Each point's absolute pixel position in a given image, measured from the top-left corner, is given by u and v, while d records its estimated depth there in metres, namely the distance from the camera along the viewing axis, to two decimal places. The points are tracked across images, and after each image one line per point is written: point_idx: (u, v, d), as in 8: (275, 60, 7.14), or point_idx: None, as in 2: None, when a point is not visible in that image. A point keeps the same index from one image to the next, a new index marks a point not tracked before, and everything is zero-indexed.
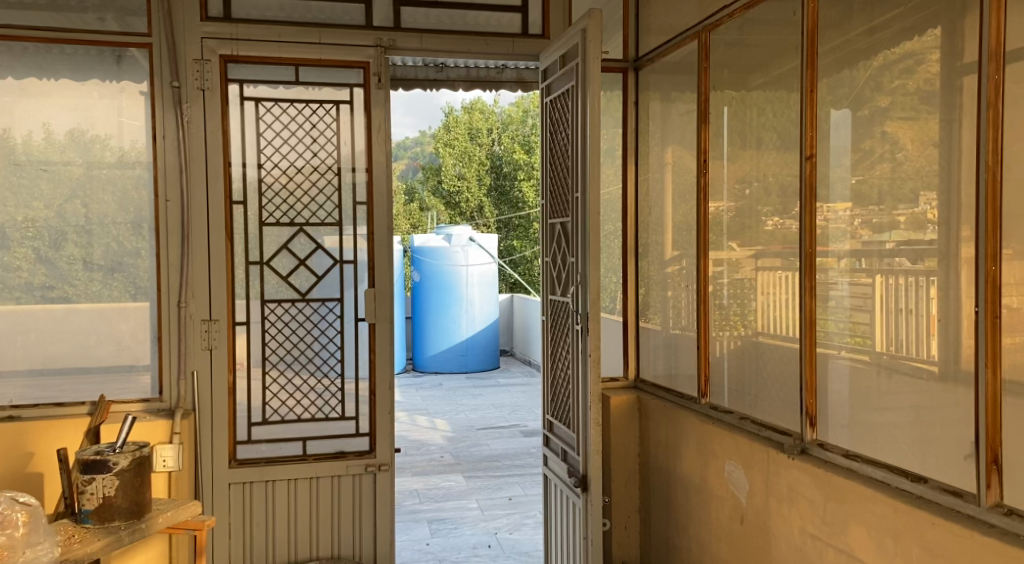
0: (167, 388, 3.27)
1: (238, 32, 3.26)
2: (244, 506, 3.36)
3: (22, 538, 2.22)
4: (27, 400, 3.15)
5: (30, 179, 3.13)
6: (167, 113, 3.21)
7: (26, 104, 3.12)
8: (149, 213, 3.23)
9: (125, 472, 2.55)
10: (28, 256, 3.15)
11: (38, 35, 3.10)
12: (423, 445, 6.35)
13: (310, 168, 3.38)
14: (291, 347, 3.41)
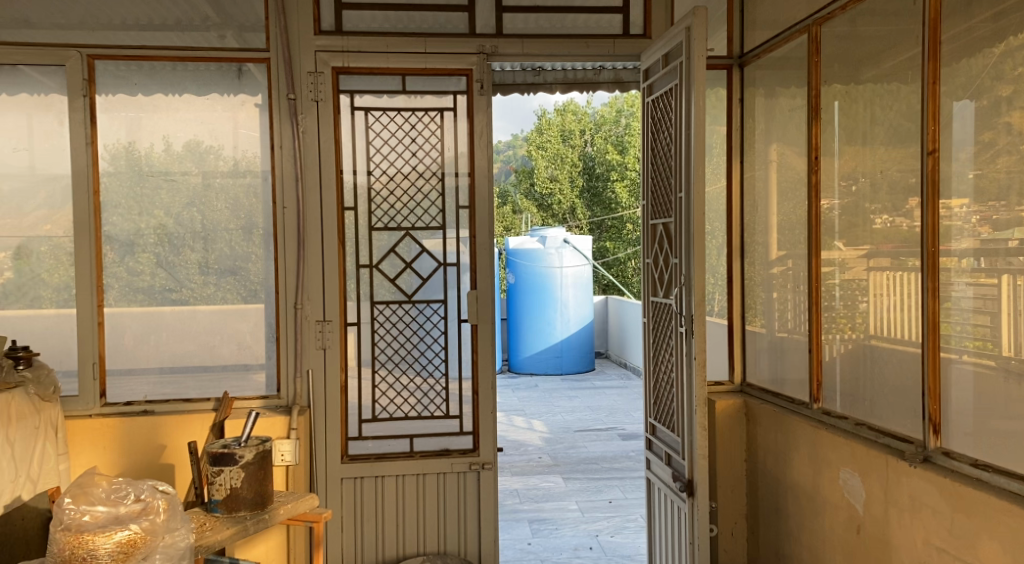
0: (284, 385, 3.42)
1: (348, 44, 3.38)
2: (355, 501, 3.49)
3: (163, 523, 2.35)
4: (159, 396, 3.36)
5: (152, 189, 3.34)
6: (284, 124, 3.36)
7: (152, 119, 3.32)
8: (266, 219, 3.39)
9: (250, 464, 2.69)
10: (151, 261, 3.35)
11: (165, 53, 3.29)
12: (522, 446, 6.41)
13: (416, 174, 3.48)
14: (397, 348, 3.51)
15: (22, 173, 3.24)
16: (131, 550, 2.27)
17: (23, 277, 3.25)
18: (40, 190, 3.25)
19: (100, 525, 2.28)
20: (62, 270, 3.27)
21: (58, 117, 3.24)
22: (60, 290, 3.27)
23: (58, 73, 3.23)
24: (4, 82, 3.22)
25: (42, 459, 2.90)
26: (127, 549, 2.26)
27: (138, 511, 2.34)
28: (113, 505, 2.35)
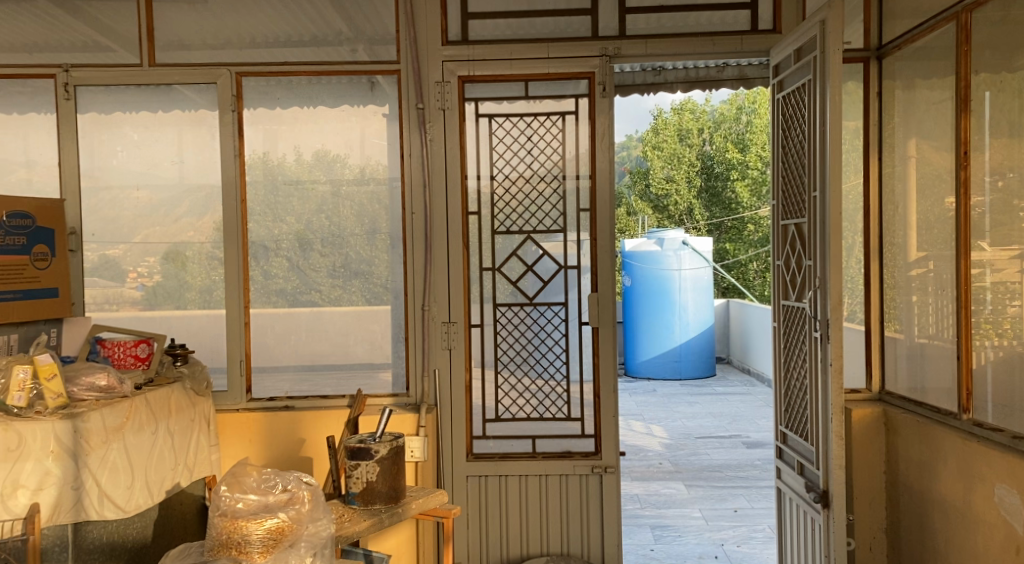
0: (412, 384, 3.53)
1: (474, 53, 3.46)
2: (480, 499, 3.56)
3: (307, 513, 2.49)
4: (298, 392, 3.53)
5: (285, 197, 3.50)
6: (412, 132, 3.47)
7: (288, 131, 3.49)
8: (395, 224, 3.51)
9: (384, 459, 2.80)
10: (284, 265, 3.51)
11: (304, 68, 3.45)
12: (642, 452, 6.35)
13: (538, 178, 3.53)
14: (520, 349, 3.56)
15: (173, 184, 3.46)
16: (279, 537, 2.40)
17: (174, 281, 3.48)
18: (188, 199, 3.47)
19: (252, 512, 2.43)
20: (207, 272, 3.49)
21: (209, 130, 3.46)
22: (204, 291, 3.49)
23: (209, 90, 3.44)
24: (160, 101, 3.44)
25: (197, 449, 3.13)
26: (276, 536, 2.39)
27: (285, 500, 2.48)
28: (263, 494, 2.50)
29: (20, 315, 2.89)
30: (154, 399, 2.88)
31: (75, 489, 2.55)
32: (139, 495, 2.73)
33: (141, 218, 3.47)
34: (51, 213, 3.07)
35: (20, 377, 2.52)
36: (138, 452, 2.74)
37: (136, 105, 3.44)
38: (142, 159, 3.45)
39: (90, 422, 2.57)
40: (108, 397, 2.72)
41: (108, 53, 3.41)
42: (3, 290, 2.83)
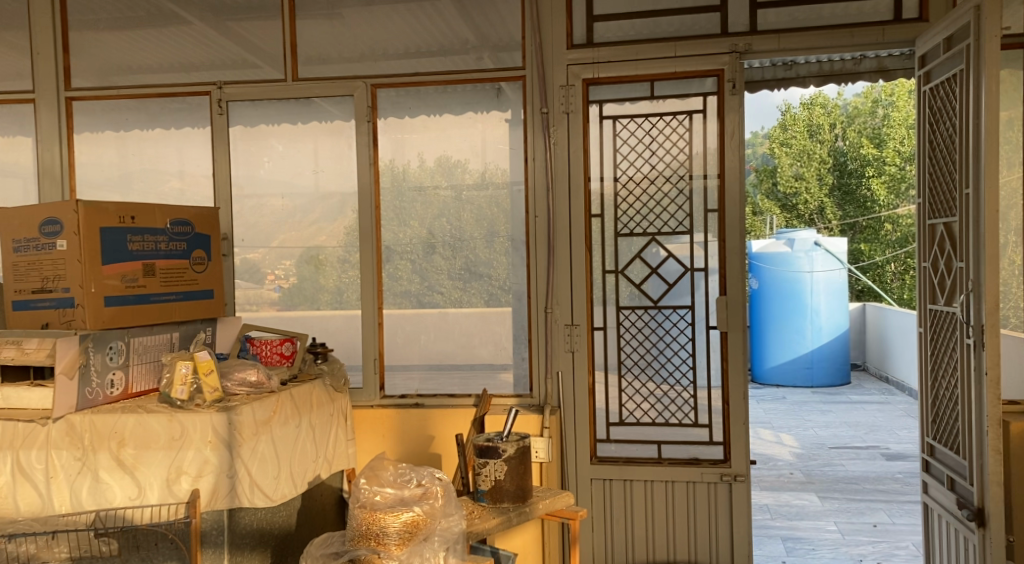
0: (536, 385, 3.56)
1: (600, 55, 3.47)
2: (605, 502, 3.56)
3: (440, 508, 2.59)
4: (428, 390, 3.63)
5: (409, 202, 3.61)
6: (536, 135, 3.51)
7: (417, 138, 3.60)
8: (521, 228, 3.56)
9: (512, 458, 2.86)
10: (407, 268, 3.62)
11: (434, 78, 3.55)
12: (772, 461, 6.17)
13: (663, 178, 3.50)
14: (644, 353, 3.54)
15: (311, 192, 3.64)
16: (414, 530, 2.50)
17: (312, 283, 3.65)
18: (322, 206, 3.63)
19: (389, 505, 2.54)
20: (339, 274, 3.64)
21: (347, 141, 3.61)
22: (336, 292, 3.64)
23: (345, 102, 3.59)
24: (301, 113, 3.62)
25: (336, 443, 3.29)
26: (411, 529, 2.50)
27: (419, 494, 2.59)
28: (399, 487, 2.61)
29: (178, 315, 3.08)
30: (297, 395, 3.05)
31: (230, 478, 2.70)
32: (285, 485, 2.90)
33: (280, 224, 3.65)
34: (207, 220, 3.27)
35: (181, 372, 2.79)
36: (283, 445, 2.92)
37: (278, 117, 3.63)
38: (285, 169, 3.64)
39: (242, 414, 2.73)
40: (257, 391, 2.94)
41: (254, 69, 3.60)
42: (164, 293, 3.04)
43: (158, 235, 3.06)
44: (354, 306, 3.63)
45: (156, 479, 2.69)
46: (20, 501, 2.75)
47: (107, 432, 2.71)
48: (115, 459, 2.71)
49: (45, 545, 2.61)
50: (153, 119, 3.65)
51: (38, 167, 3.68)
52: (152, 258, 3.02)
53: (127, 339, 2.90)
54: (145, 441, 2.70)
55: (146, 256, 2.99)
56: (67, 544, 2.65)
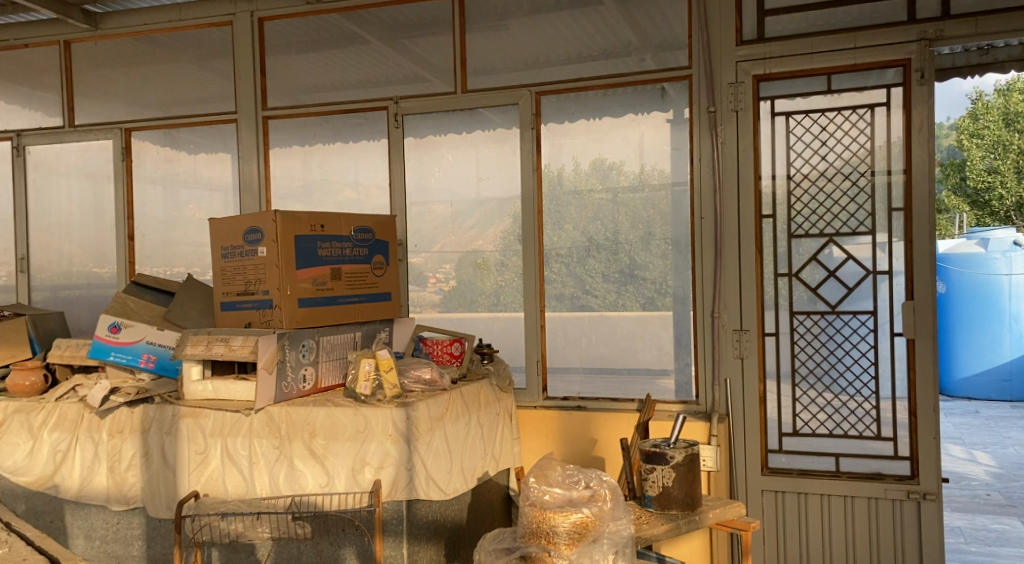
0: (702, 392, 3.49)
1: (771, 50, 3.37)
2: (777, 515, 3.43)
3: (609, 511, 2.62)
4: (589, 393, 3.64)
5: (564, 205, 3.64)
6: (703, 136, 3.45)
7: (580, 143, 3.63)
8: (687, 231, 3.51)
9: (681, 465, 2.86)
10: (561, 271, 3.66)
11: (596, 82, 3.57)
12: (965, 480, 5.72)
13: (842, 176, 3.35)
14: (821, 360, 3.39)
15: (472, 198, 3.76)
16: (584, 531, 2.57)
17: (474, 286, 3.77)
18: (480, 211, 3.75)
19: (559, 504, 2.60)
20: (495, 277, 3.74)
21: (512, 149, 3.70)
22: (492, 294, 3.75)
23: (510, 111, 3.68)
24: (467, 122, 3.75)
25: (502, 442, 3.40)
26: (580, 530, 2.56)
27: (588, 496, 2.64)
28: (567, 488, 2.67)
29: (361, 315, 3.29)
30: (466, 393, 3.18)
31: (409, 470, 2.86)
32: (457, 480, 3.03)
33: (440, 230, 3.80)
34: (387, 227, 3.45)
35: (366, 369, 2.98)
36: (455, 441, 3.05)
37: (445, 128, 3.77)
38: (453, 178, 3.78)
39: (419, 410, 2.89)
40: (431, 389, 3.07)
41: (425, 83, 3.76)
42: (348, 295, 3.26)
43: (343, 241, 3.26)
44: (511, 309, 3.72)
45: (343, 469, 2.90)
46: (228, 483, 3.00)
47: (300, 423, 2.94)
48: (308, 448, 2.92)
49: (250, 525, 2.81)
50: (336, 133, 3.89)
51: (237, 180, 4.01)
52: (338, 263, 3.23)
53: (318, 338, 3.11)
54: (334, 432, 2.91)
55: (333, 261, 3.21)
56: (270, 525, 2.82)
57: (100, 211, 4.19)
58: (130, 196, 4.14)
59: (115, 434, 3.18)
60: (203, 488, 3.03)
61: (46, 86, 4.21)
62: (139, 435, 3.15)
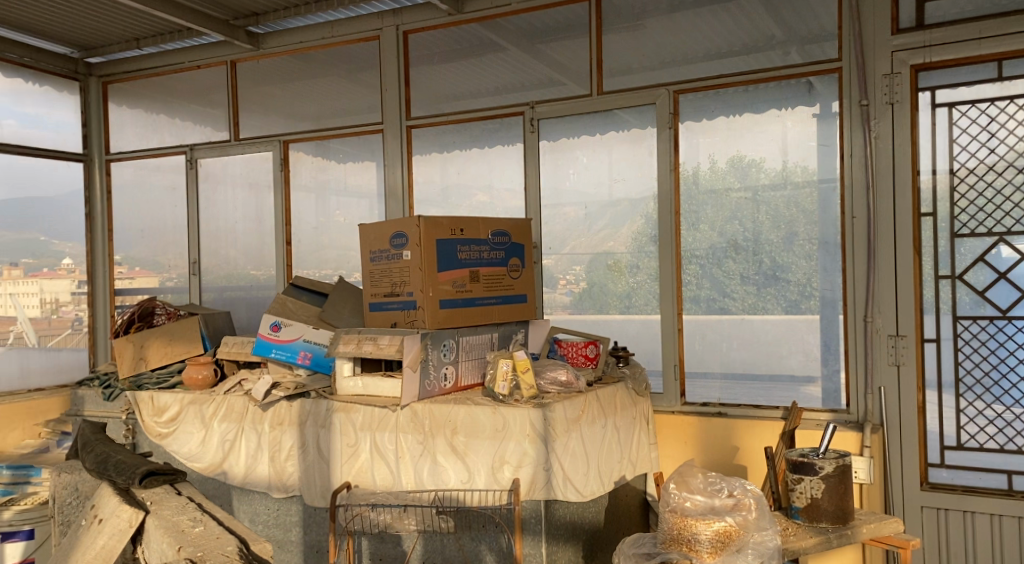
0: (854, 401, 3.32)
1: (932, 38, 3.17)
2: (939, 534, 3.21)
3: (754, 521, 2.60)
4: (730, 399, 3.55)
5: (700, 205, 3.58)
6: (855, 131, 3.29)
7: (721, 143, 3.55)
8: (836, 231, 3.35)
9: (830, 477, 2.79)
10: (696, 273, 3.60)
11: (738, 79, 3.48)
12: None
13: (1013, 169, 3.13)
14: (989, 368, 3.16)
15: (604, 199, 3.76)
16: (727, 541, 2.55)
17: (606, 288, 3.77)
18: (612, 213, 3.75)
19: (701, 512, 2.59)
20: (628, 278, 3.72)
21: (649, 150, 3.66)
22: (624, 297, 3.73)
23: (647, 111, 3.66)
24: (602, 124, 3.75)
25: (640, 446, 3.38)
26: (723, 539, 2.54)
27: (731, 505, 2.61)
28: (710, 495, 2.65)
29: (499, 317, 3.37)
30: (603, 396, 3.18)
31: (547, 471, 2.90)
32: (594, 483, 3.03)
33: (571, 232, 3.83)
34: (523, 230, 3.53)
35: (503, 369, 3.05)
36: (592, 442, 3.07)
37: (579, 131, 3.79)
38: (590, 180, 3.78)
39: (556, 411, 2.92)
40: (566, 390, 3.11)
41: (561, 86, 3.80)
42: (486, 297, 3.34)
43: (482, 244, 3.35)
44: (646, 311, 3.69)
45: (483, 465, 2.98)
46: (376, 475, 3.16)
47: (443, 420, 3.04)
48: (450, 444, 3.03)
49: (397, 516, 2.97)
50: (473, 140, 4.00)
51: (383, 187, 4.21)
52: (477, 265, 3.33)
53: (457, 338, 3.21)
54: (475, 430, 2.99)
55: (472, 263, 3.31)
56: (416, 517, 2.96)
57: (261, 218, 4.51)
58: (287, 204, 4.43)
59: (275, 425, 3.41)
60: (354, 479, 3.20)
61: (215, 103, 4.58)
62: (296, 427, 3.36)
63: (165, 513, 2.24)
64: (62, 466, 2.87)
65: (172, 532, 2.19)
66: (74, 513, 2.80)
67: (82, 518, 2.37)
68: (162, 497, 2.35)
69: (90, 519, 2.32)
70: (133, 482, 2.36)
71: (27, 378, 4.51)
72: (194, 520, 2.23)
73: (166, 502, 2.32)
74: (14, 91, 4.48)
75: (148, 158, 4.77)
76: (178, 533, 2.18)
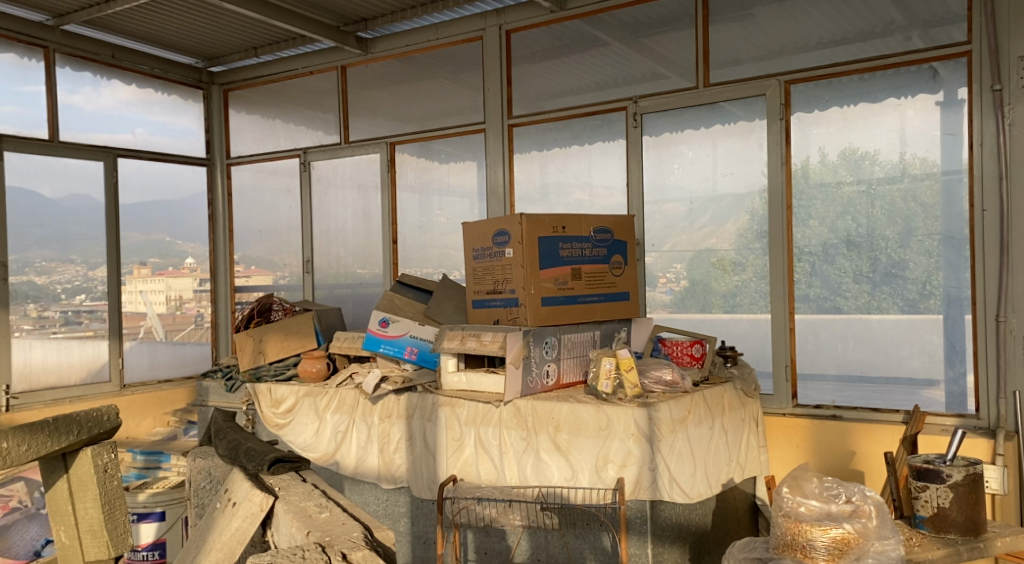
0: (984, 407, 3.10)
1: None
2: None
3: (875, 529, 2.48)
4: (845, 401, 3.39)
5: (809, 200, 3.44)
6: (986, 117, 3.08)
7: (835, 134, 3.39)
8: (963, 225, 3.15)
9: (959, 486, 2.64)
10: (805, 270, 3.46)
11: (854, 66, 3.31)
12: None
13: None
14: None
15: (707, 195, 3.67)
16: (845, 548, 2.44)
17: (709, 287, 3.67)
18: (715, 208, 3.65)
19: (816, 518, 2.49)
20: (732, 277, 3.62)
21: (758, 141, 3.54)
22: (728, 296, 3.63)
23: (756, 102, 3.53)
24: (708, 117, 3.65)
25: (748, 449, 3.28)
26: (841, 547, 2.44)
27: (849, 512, 2.49)
28: (825, 501, 2.54)
29: (601, 315, 3.34)
30: (710, 397, 3.10)
31: (652, 471, 2.85)
32: (701, 485, 2.96)
33: (672, 228, 3.76)
34: (625, 227, 3.48)
35: (606, 368, 3.02)
36: (698, 444, 2.99)
37: (683, 125, 3.70)
38: (696, 175, 3.69)
39: (661, 411, 2.87)
40: (672, 391, 3.05)
41: (664, 80, 3.72)
42: (588, 295, 3.32)
43: (583, 242, 3.33)
44: (751, 310, 3.58)
45: (587, 465, 2.96)
46: (480, 470, 3.20)
47: (546, 417, 3.04)
48: (553, 441, 3.03)
49: (504, 511, 2.85)
50: (574, 137, 3.98)
51: (484, 186, 4.25)
52: (579, 263, 3.31)
53: (559, 335, 3.21)
54: (578, 428, 2.98)
55: (574, 261, 3.29)
56: (522, 513, 2.84)
57: (368, 218, 4.64)
58: (393, 204, 4.54)
59: (385, 418, 3.51)
60: (459, 472, 3.25)
61: (326, 107, 4.74)
62: (404, 420, 3.45)
63: (294, 499, 2.42)
64: (198, 451, 3.25)
65: (301, 516, 2.31)
66: (208, 497, 3.19)
67: (218, 502, 2.60)
68: (290, 482, 2.56)
69: (227, 502, 2.55)
70: (262, 469, 2.59)
71: (156, 369, 4.83)
72: (321, 506, 2.36)
73: (294, 487, 2.52)
74: (144, 100, 4.77)
75: (265, 162, 4.99)
76: (307, 518, 2.30)
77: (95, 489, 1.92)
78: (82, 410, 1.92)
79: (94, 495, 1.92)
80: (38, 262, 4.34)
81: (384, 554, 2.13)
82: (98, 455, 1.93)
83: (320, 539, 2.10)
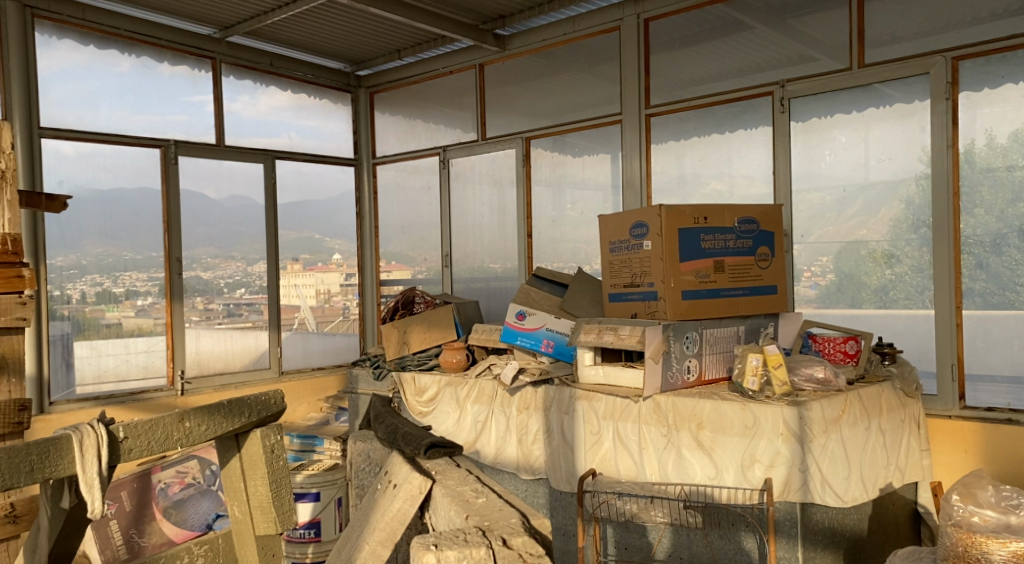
0: None
1: None
2: None
3: None
4: (1021, 404, 3.11)
5: (974, 186, 3.20)
6: None
7: (1007, 113, 3.12)
8: None
9: None
10: (969, 261, 3.22)
11: None
12: None
13: None
14: None
15: (860, 182, 3.47)
16: None
17: (860, 280, 3.47)
18: (867, 196, 3.45)
19: (992, 529, 2.30)
20: (886, 270, 3.41)
21: (920, 124, 3.31)
22: (880, 290, 3.42)
23: (918, 82, 3.30)
24: (862, 100, 3.44)
25: (909, 452, 3.07)
26: None
27: None
28: (1003, 512, 2.34)
29: (746, 309, 3.22)
30: (866, 397, 2.91)
31: (802, 472, 2.72)
32: (856, 488, 2.78)
33: (819, 218, 3.58)
34: (772, 217, 3.35)
35: (753, 364, 2.89)
36: (854, 446, 2.82)
37: (832, 109, 3.52)
38: (849, 161, 3.49)
39: (813, 410, 2.73)
40: (825, 389, 2.89)
41: (814, 63, 3.55)
42: (733, 288, 3.20)
43: (727, 233, 3.22)
44: (906, 305, 3.35)
45: (732, 464, 2.85)
46: (621, 466, 3.13)
47: (687, 414, 2.94)
48: (695, 439, 2.93)
49: (645, 507, 2.80)
50: (715, 125, 3.85)
51: (619, 180, 4.19)
52: (722, 255, 3.20)
53: (701, 330, 3.11)
54: (722, 426, 2.87)
55: (717, 253, 3.19)
56: (664, 511, 2.79)
57: (503, 213, 4.68)
58: (528, 199, 4.55)
59: (523, 410, 3.52)
60: (598, 467, 3.19)
61: (465, 106, 4.82)
62: (542, 412, 3.43)
63: (450, 484, 2.48)
64: (358, 435, 3.44)
65: (459, 500, 2.35)
66: (366, 478, 3.35)
67: (378, 483, 2.70)
68: (445, 468, 2.63)
69: (387, 484, 2.62)
70: (419, 452, 2.70)
71: (309, 358, 5.06)
72: (477, 492, 2.39)
73: (449, 473, 2.59)
74: (297, 105, 5.00)
75: (407, 161, 5.14)
76: (465, 502, 2.33)
77: (264, 469, 1.81)
78: (252, 392, 1.82)
79: (263, 474, 1.81)
80: (205, 258, 4.60)
81: (542, 541, 2.10)
82: (266, 436, 1.82)
83: (480, 523, 2.12)
